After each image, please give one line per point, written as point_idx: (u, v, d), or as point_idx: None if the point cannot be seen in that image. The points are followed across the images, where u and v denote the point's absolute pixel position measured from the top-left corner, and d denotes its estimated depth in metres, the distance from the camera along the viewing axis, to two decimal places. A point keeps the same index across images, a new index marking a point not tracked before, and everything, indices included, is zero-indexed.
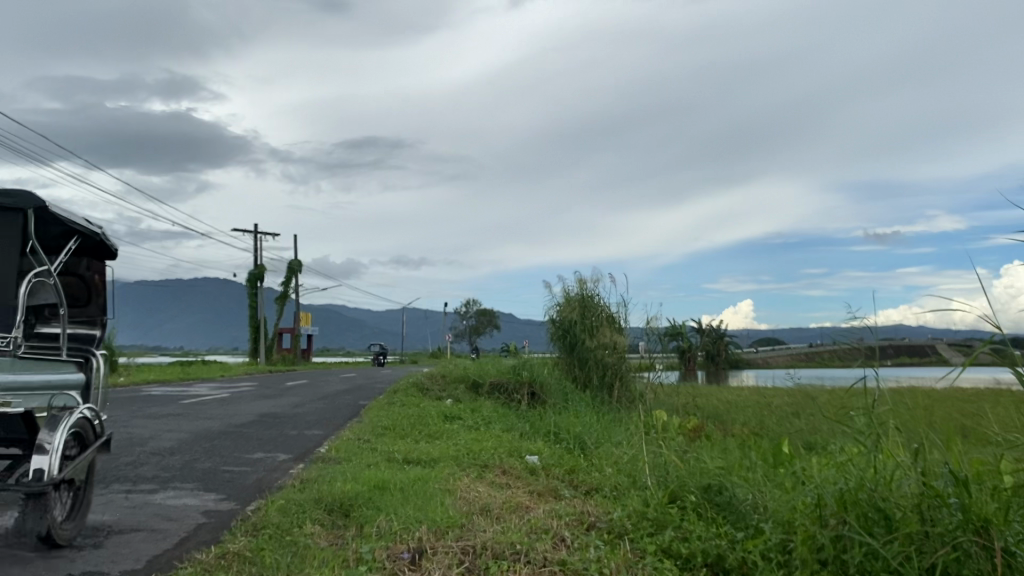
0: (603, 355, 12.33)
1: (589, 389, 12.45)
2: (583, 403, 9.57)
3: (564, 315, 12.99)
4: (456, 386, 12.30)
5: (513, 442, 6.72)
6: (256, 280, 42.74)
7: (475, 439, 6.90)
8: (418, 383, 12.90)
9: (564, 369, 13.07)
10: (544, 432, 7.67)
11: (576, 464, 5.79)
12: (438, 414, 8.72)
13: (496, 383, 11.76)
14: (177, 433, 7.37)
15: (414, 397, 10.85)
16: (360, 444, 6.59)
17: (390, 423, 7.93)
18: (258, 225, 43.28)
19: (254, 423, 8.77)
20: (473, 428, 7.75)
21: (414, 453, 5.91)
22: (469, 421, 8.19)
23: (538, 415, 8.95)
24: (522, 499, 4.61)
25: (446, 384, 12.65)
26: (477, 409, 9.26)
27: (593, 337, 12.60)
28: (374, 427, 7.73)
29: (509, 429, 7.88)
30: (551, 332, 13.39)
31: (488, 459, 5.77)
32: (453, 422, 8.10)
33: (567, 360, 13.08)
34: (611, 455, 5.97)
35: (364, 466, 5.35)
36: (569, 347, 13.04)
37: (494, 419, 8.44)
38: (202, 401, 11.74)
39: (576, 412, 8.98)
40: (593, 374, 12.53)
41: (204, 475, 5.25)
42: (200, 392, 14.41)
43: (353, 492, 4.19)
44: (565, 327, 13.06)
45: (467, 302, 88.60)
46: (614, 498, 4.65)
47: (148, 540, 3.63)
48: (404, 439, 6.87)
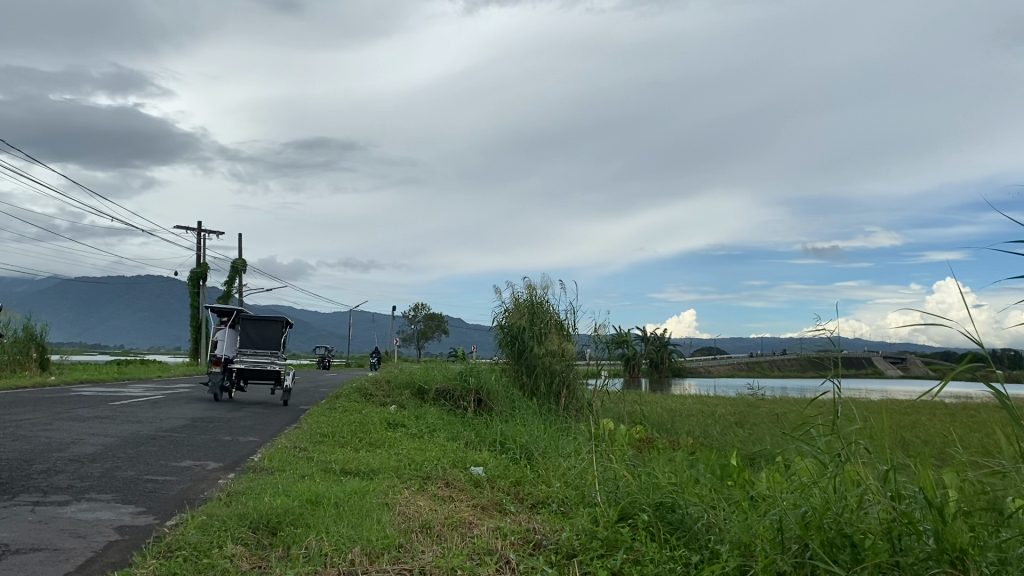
0: (552, 363, 12.14)
1: (536, 397, 12.24)
2: (530, 412, 9.33)
3: (513, 321, 12.73)
4: (400, 392, 11.96)
5: (457, 452, 6.46)
6: (197, 279, 41.80)
7: (417, 448, 6.63)
8: (360, 388, 12.51)
9: (512, 376, 12.83)
10: (489, 441, 7.42)
11: (522, 476, 5.56)
12: (380, 421, 8.39)
13: (442, 390, 11.47)
14: (101, 438, 6.98)
15: (356, 402, 10.49)
16: (295, 452, 6.26)
17: (329, 431, 7.59)
18: (200, 223, 42.26)
19: (185, 427, 8.38)
20: (415, 437, 7.46)
21: (352, 463, 5.61)
22: (413, 429, 7.89)
23: (483, 424, 8.69)
24: (465, 514, 4.36)
25: (390, 390, 12.30)
26: (421, 416, 8.97)
27: (542, 344, 12.38)
28: (311, 434, 7.42)
29: (452, 438, 7.60)
30: (499, 338, 13.12)
31: (430, 470, 5.49)
32: (395, 430, 7.80)
33: (514, 367, 12.84)
34: (559, 466, 5.74)
35: (298, 477, 5.05)
36: (518, 354, 12.80)
37: (437, 427, 8.16)
38: (133, 403, 11.22)
39: (523, 420, 8.72)
40: (540, 381, 12.33)
41: (125, 484, 4.90)
42: (133, 393, 13.85)
43: (283, 508, 3.88)
44: (513, 333, 12.82)
45: (416, 305, 87.77)
46: (561, 514, 4.40)
47: (47, 561, 3.28)
48: (341, 448, 6.55)
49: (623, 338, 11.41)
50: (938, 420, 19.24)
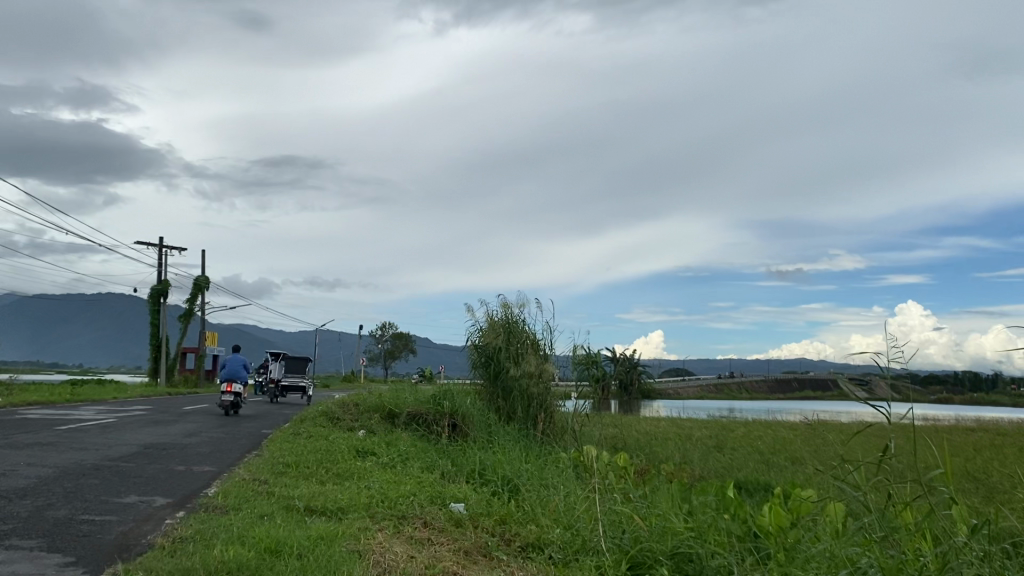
0: (528, 385, 11.61)
1: (513, 422, 11.69)
2: (509, 439, 8.80)
3: (488, 341, 12.14)
4: (369, 416, 11.30)
5: (434, 485, 5.90)
6: (158, 296, 40.75)
7: (390, 480, 6.05)
8: (326, 411, 11.85)
9: (486, 399, 12.26)
10: (467, 472, 6.87)
11: (507, 513, 5.01)
12: (348, 448, 7.77)
13: (414, 414, 10.86)
14: (38, 469, 6.33)
15: (321, 428, 9.84)
16: (253, 486, 5.65)
17: (293, 460, 6.98)
18: (161, 239, 41.32)
19: (134, 455, 7.72)
20: (386, 467, 6.87)
21: (319, 500, 5.02)
22: (384, 458, 7.31)
23: (460, 452, 8.10)
24: (450, 561, 3.81)
25: (357, 413, 11.63)
26: (393, 443, 8.36)
27: (518, 365, 11.83)
28: (273, 464, 6.81)
29: (427, 468, 7.03)
30: (472, 358, 12.53)
31: (406, 508, 4.90)
32: (365, 459, 7.20)
33: (489, 389, 12.26)
34: (548, 502, 5.23)
35: (256, 518, 4.44)
36: (493, 376, 12.24)
37: (410, 455, 7.58)
38: (81, 427, 10.49)
39: (503, 448, 8.19)
40: (516, 405, 11.78)
41: (56, 526, 4.29)
42: (81, 416, 13.08)
43: (237, 560, 3.32)
44: (488, 354, 12.26)
45: (383, 325, 86.62)
46: (559, 562, 3.87)
47: None
48: (307, 481, 5.95)
49: (595, 359, 10.93)
50: (916, 443, 18.93)
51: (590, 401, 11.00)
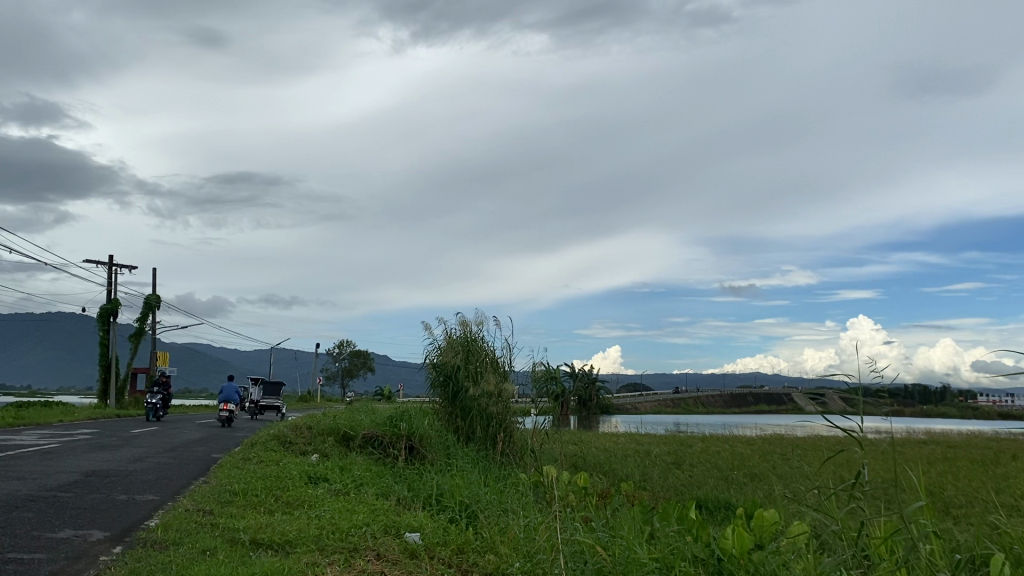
0: (487, 405, 11.42)
1: (472, 443, 11.48)
2: (467, 462, 8.58)
3: (446, 360, 11.92)
4: (323, 439, 10.95)
5: (388, 513, 5.67)
6: (107, 315, 39.79)
7: (343, 508, 5.80)
8: (277, 433, 11.46)
9: (444, 420, 12.03)
10: (423, 497, 6.66)
11: (464, 542, 4.82)
12: (300, 474, 7.50)
13: (369, 436, 10.56)
14: None
15: (274, 452, 9.52)
16: (197, 517, 5.37)
17: (241, 488, 6.69)
18: (110, 257, 40.40)
19: (73, 485, 7.37)
20: (339, 494, 6.62)
21: (267, 533, 4.78)
22: (336, 484, 7.04)
23: (416, 476, 7.87)
24: None
25: (310, 436, 11.26)
26: (347, 468, 8.09)
27: (476, 384, 11.62)
28: (220, 493, 6.52)
29: (382, 494, 6.81)
30: (430, 377, 12.26)
31: (357, 541, 4.68)
32: (316, 486, 6.94)
33: (447, 409, 12.03)
34: (507, 530, 5.05)
35: (197, 554, 4.19)
36: (451, 395, 12.02)
37: (364, 481, 7.34)
38: (20, 455, 10.05)
39: (460, 471, 7.98)
40: (475, 425, 11.57)
41: None
42: (22, 442, 12.57)
43: None
44: (446, 373, 12.03)
45: (339, 343, 85.61)
46: None
47: None
48: (254, 511, 5.68)
49: (553, 375, 10.80)
50: (874, 458, 19.08)
51: (550, 416, 10.87)
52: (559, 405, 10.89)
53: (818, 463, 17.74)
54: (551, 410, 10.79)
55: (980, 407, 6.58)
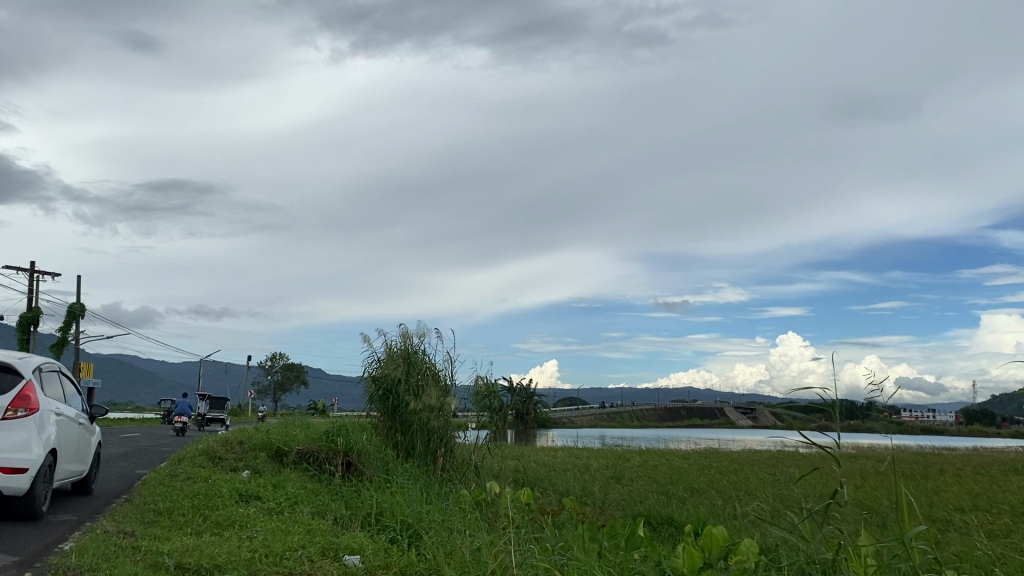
0: (428, 419, 11.10)
1: (411, 459, 11.15)
2: (407, 480, 8.27)
3: (386, 373, 11.58)
4: (255, 454, 10.46)
5: (326, 534, 5.35)
6: (26, 324, 38.17)
7: (278, 529, 5.45)
8: (205, 449, 10.88)
9: (383, 435, 11.66)
10: (362, 517, 6.35)
11: (408, 565, 4.54)
12: (230, 492, 7.09)
13: (304, 452, 10.11)
14: None
15: (202, 468, 9.04)
16: (117, 540, 4.97)
17: (166, 507, 6.27)
18: (31, 264, 38.81)
19: None
20: (272, 513, 6.25)
21: (193, 557, 4.41)
22: (270, 503, 6.67)
23: (354, 494, 7.53)
24: None
25: (241, 451, 10.75)
26: (281, 485, 7.70)
27: (417, 398, 11.30)
28: (143, 513, 6.09)
29: (318, 514, 6.47)
30: (369, 391, 11.88)
31: (292, 564, 4.36)
32: (248, 504, 6.56)
33: (386, 424, 11.67)
34: (453, 552, 4.79)
35: None
36: (390, 410, 11.66)
37: (300, 499, 6.98)
38: None
39: (400, 488, 7.66)
40: (414, 441, 11.23)
41: None
42: None
43: None
44: (385, 386, 11.68)
45: (271, 355, 83.84)
46: None
47: None
48: (181, 533, 5.30)
49: (492, 388, 10.57)
50: (807, 474, 19.29)
51: (489, 431, 10.63)
52: (499, 420, 10.65)
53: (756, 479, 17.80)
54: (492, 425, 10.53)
55: (915, 421, 6.62)
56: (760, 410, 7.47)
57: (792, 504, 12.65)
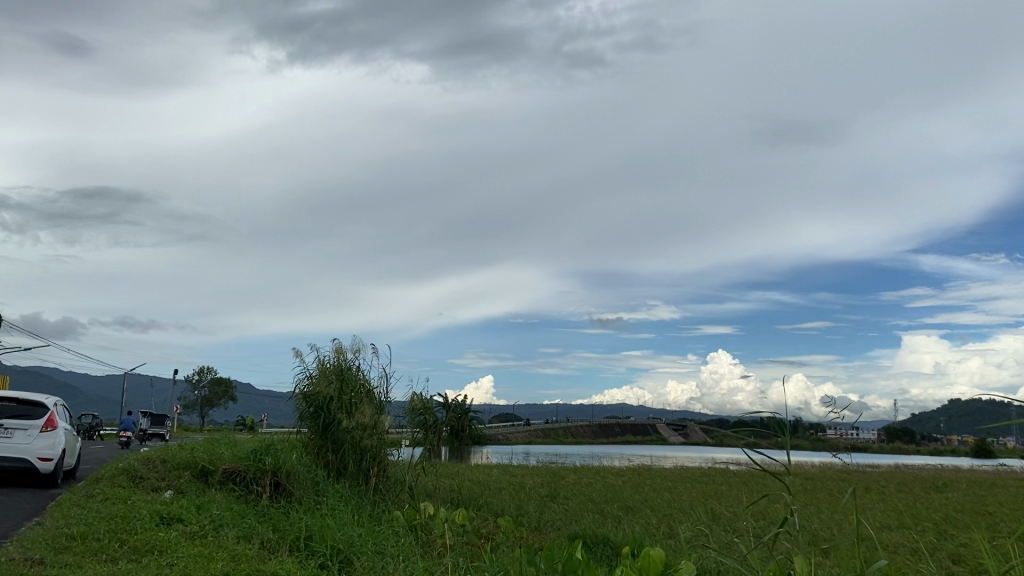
0: (361, 438, 10.84)
1: (343, 478, 10.87)
2: (338, 501, 8.02)
3: (318, 390, 11.27)
4: (178, 474, 10.04)
5: (250, 561, 5.10)
6: None
7: (198, 555, 5.18)
8: (125, 468, 10.42)
9: (313, 454, 11.35)
10: (289, 541, 6.11)
11: None
12: (150, 515, 6.75)
13: (230, 471, 9.74)
14: None
15: (121, 489, 8.63)
16: (23, 570, 4.64)
17: (79, 531, 5.93)
18: None
19: None
20: (194, 538, 5.95)
21: None
22: (192, 526, 6.37)
23: (283, 516, 7.26)
24: None
25: (163, 470, 10.32)
26: (205, 507, 7.37)
27: (351, 416, 11.04)
28: (53, 538, 5.74)
29: (243, 538, 6.19)
30: (299, 409, 11.55)
31: None
32: (169, 528, 6.24)
33: (317, 442, 11.36)
34: None
35: None
36: (322, 428, 11.35)
37: (225, 522, 6.69)
38: None
39: (330, 510, 7.42)
40: (346, 460, 10.96)
41: None
42: None
43: None
44: (317, 404, 11.37)
45: (199, 369, 81.80)
46: None
47: None
48: (93, 561, 4.98)
49: (427, 406, 10.36)
50: (739, 493, 19.48)
51: (423, 449, 10.43)
52: (433, 439, 10.47)
53: (689, 497, 17.87)
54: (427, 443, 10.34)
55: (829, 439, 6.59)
56: (695, 429, 7.44)
57: (727, 522, 12.68)
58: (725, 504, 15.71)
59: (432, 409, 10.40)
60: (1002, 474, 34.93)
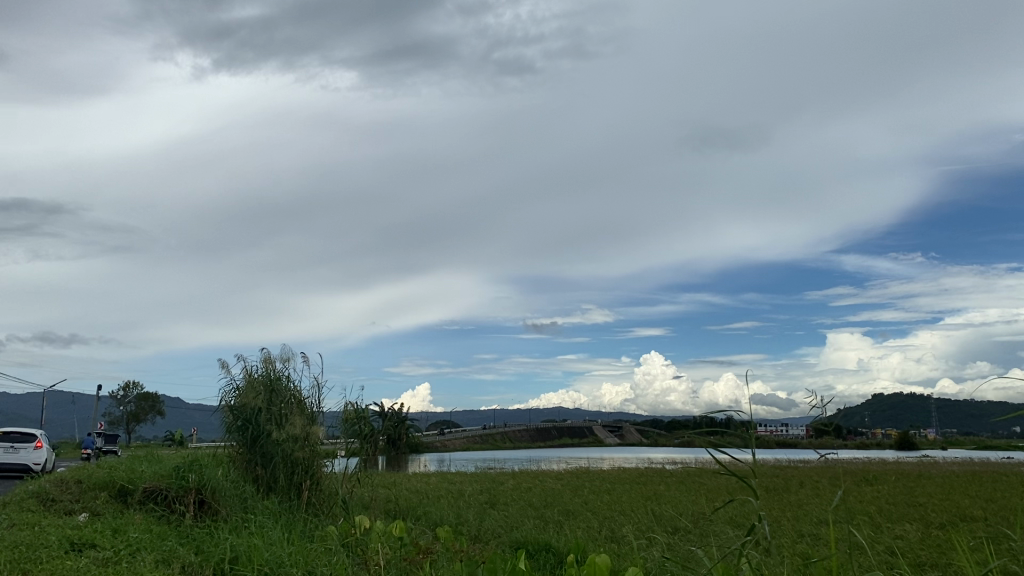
0: (292, 451, 10.41)
1: (273, 494, 10.41)
2: (268, 519, 7.59)
3: (246, 402, 10.79)
4: (94, 495, 9.48)
5: None
6: None
7: None
8: (36, 490, 9.77)
9: (242, 469, 10.85)
10: (213, 563, 5.71)
11: None
12: (61, 541, 6.24)
13: (151, 490, 9.21)
14: None
15: (30, 514, 8.05)
16: None
17: None
18: None
19: None
20: (105, 565, 5.50)
21: None
22: (106, 552, 5.91)
23: (206, 536, 6.80)
24: None
25: (78, 492, 9.74)
26: (120, 530, 6.88)
27: (281, 428, 10.60)
28: None
29: (162, 562, 5.76)
30: (226, 422, 11.04)
31: None
32: (79, 555, 5.77)
33: (245, 456, 10.86)
34: None
35: None
36: (250, 441, 10.87)
37: (142, 545, 6.23)
38: None
39: (259, 528, 7.01)
40: (278, 474, 10.51)
41: None
42: None
43: None
44: (245, 416, 10.87)
45: (124, 384, 79.23)
46: None
47: None
48: None
49: (362, 415, 10.00)
50: (677, 493, 19.50)
51: (357, 459, 10.07)
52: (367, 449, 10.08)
53: (627, 499, 17.79)
54: (360, 453, 10.00)
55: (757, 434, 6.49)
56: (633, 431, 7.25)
57: (668, 523, 12.62)
58: (664, 505, 15.66)
59: (365, 419, 10.03)
60: (926, 465, 35.92)
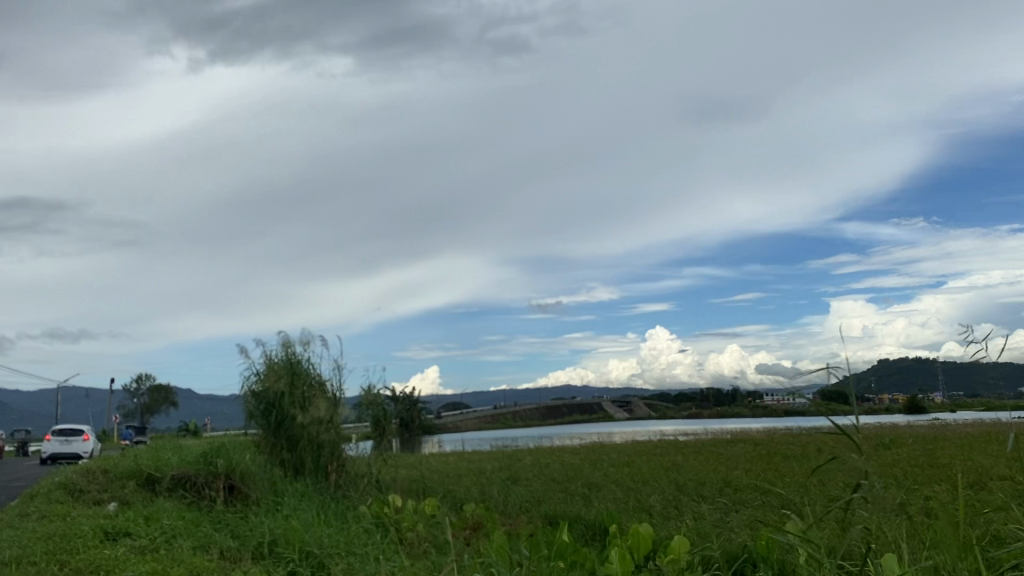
0: (317, 433, 10.30)
1: (300, 477, 10.30)
2: (301, 501, 7.46)
3: (268, 386, 10.67)
4: (122, 484, 9.36)
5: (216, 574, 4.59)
6: None
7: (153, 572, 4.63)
8: (63, 482, 9.67)
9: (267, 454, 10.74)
10: (253, 547, 5.58)
11: None
12: (94, 531, 6.12)
13: (179, 477, 9.11)
14: None
15: (60, 504, 7.94)
16: None
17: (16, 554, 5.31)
18: None
19: None
20: (142, 552, 5.36)
21: None
22: (143, 539, 5.79)
23: (240, 520, 6.67)
24: None
25: (104, 482, 9.63)
26: (153, 518, 6.75)
27: (305, 410, 10.48)
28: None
29: (200, 548, 5.64)
30: (248, 407, 10.91)
31: None
32: (116, 543, 5.66)
33: (270, 441, 10.74)
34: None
35: None
36: (274, 425, 10.75)
37: (178, 532, 6.11)
38: None
39: (293, 511, 6.87)
40: (304, 457, 10.40)
41: None
42: None
43: None
44: (268, 401, 10.75)
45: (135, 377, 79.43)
46: None
47: None
48: None
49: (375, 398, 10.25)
50: (696, 464, 19.37)
51: (369, 441, 10.36)
52: (377, 429, 10.39)
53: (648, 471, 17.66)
54: (371, 434, 10.30)
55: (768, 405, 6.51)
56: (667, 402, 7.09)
57: (693, 492, 12.49)
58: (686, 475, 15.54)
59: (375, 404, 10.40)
60: (940, 428, 35.75)
